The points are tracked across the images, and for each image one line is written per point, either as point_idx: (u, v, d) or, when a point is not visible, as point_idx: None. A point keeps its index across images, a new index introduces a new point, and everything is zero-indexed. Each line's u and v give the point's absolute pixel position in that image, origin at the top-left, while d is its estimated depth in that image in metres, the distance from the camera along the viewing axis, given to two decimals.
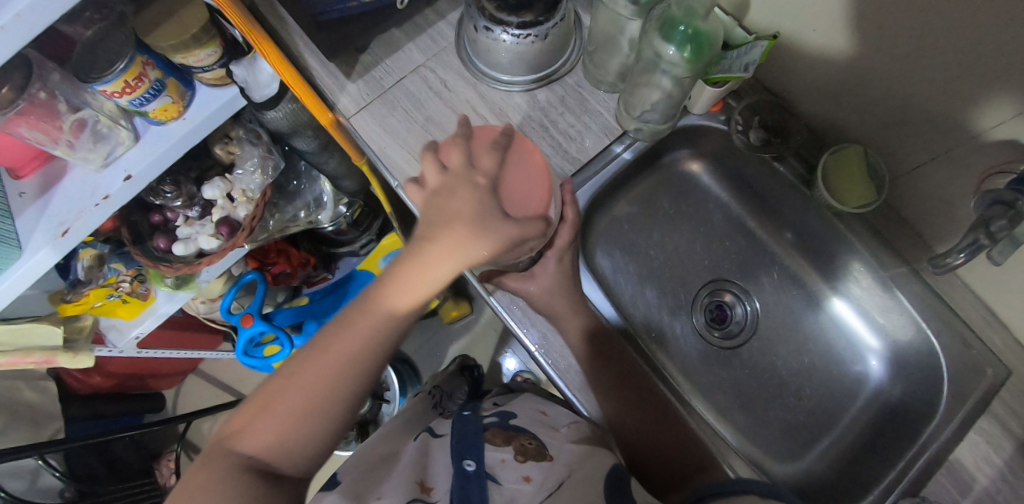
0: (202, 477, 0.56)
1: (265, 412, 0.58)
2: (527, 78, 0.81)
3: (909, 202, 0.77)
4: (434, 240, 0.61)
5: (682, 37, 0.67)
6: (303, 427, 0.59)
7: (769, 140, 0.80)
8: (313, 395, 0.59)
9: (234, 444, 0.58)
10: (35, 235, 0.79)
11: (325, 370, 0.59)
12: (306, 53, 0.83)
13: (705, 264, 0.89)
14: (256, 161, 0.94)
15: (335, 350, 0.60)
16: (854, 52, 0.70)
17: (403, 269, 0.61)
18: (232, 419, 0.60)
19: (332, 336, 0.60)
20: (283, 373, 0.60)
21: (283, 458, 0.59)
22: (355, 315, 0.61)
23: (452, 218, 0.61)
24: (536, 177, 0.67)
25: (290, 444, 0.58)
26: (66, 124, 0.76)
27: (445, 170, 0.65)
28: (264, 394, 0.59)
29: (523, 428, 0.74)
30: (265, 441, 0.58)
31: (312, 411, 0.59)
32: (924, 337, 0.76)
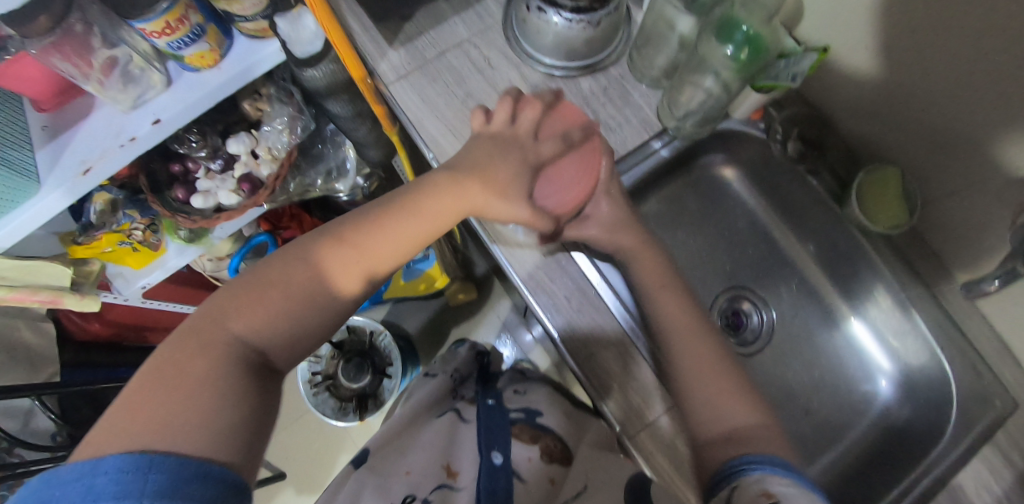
0: (189, 353, 0.52)
1: (263, 292, 0.57)
2: (571, 65, 0.80)
3: (937, 229, 0.77)
4: (468, 177, 0.67)
5: (742, 38, 0.68)
6: (303, 312, 0.58)
7: (806, 152, 0.81)
8: (318, 282, 0.59)
9: (223, 319, 0.55)
10: (56, 171, 0.77)
11: (337, 260, 0.60)
12: (348, 13, 0.82)
13: (726, 269, 0.88)
14: (285, 120, 0.94)
15: (350, 244, 0.61)
16: (904, 68, 0.69)
17: (432, 191, 0.65)
18: (219, 296, 0.57)
19: (347, 231, 0.62)
20: (286, 258, 0.60)
21: (271, 343, 0.57)
22: (380, 219, 0.63)
23: (492, 169, 0.69)
24: (583, 179, 0.73)
25: (284, 328, 0.57)
26: (98, 61, 0.74)
27: (512, 125, 0.71)
28: (263, 274, 0.58)
29: (550, 427, 0.75)
30: (256, 323, 0.56)
31: (314, 299, 0.58)
32: (937, 363, 0.76)
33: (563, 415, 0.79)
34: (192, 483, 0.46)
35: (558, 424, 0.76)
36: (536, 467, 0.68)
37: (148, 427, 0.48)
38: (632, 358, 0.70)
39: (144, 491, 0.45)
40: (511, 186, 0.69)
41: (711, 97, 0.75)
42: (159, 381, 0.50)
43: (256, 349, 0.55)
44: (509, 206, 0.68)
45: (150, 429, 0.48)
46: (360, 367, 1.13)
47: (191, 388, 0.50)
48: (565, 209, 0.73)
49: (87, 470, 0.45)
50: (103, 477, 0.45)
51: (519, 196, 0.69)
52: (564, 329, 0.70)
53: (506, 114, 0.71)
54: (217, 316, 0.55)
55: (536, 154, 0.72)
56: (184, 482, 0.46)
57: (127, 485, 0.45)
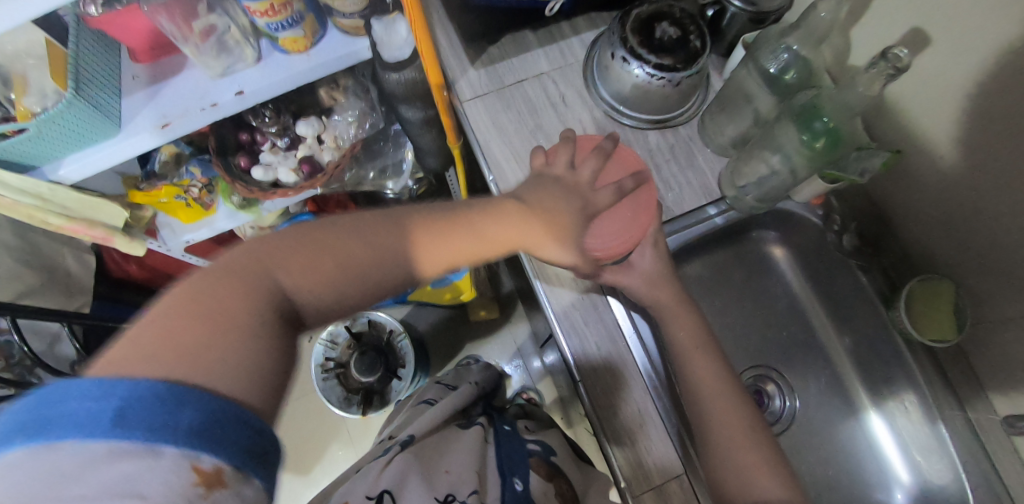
0: (231, 297, 0.49)
1: (315, 255, 0.54)
2: (643, 118, 0.81)
3: (983, 352, 0.74)
4: (534, 214, 0.63)
5: (820, 129, 0.69)
6: (346, 290, 0.55)
7: (861, 248, 0.82)
8: (372, 264, 0.55)
9: (273, 272, 0.52)
10: (138, 120, 0.81)
11: (397, 249, 0.57)
12: (440, 29, 0.86)
13: (757, 346, 0.86)
14: (356, 113, 0.96)
15: (416, 236, 0.58)
16: (983, 185, 0.68)
17: (507, 208, 0.63)
18: (273, 242, 0.54)
19: (413, 223, 0.58)
20: (348, 223, 0.56)
21: (309, 307, 0.54)
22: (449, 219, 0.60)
23: (557, 207, 0.65)
24: (634, 228, 0.67)
25: (323, 295, 0.54)
26: (196, 25, 0.77)
27: (572, 171, 0.68)
28: (321, 234, 0.55)
29: (562, 470, 0.72)
30: (301, 284, 0.53)
31: (364, 280, 0.55)
32: (961, 488, 0.73)
33: (571, 458, 0.76)
34: (219, 427, 0.44)
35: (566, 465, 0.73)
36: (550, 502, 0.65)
37: (180, 358, 0.45)
38: (648, 417, 0.69)
39: (177, 428, 0.43)
40: (556, 230, 0.64)
41: (774, 173, 0.75)
42: (200, 317, 0.47)
43: (291, 310, 0.53)
44: (559, 251, 0.65)
45: (179, 360, 0.45)
46: (374, 363, 1.11)
47: (224, 333, 0.48)
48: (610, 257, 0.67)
49: (118, 391, 0.42)
50: (137, 405, 0.42)
51: (567, 244, 0.65)
52: (585, 371, 0.70)
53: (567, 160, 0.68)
54: (267, 267, 0.52)
55: (587, 200, 0.66)
56: (215, 422, 0.44)
57: (160, 418, 0.42)
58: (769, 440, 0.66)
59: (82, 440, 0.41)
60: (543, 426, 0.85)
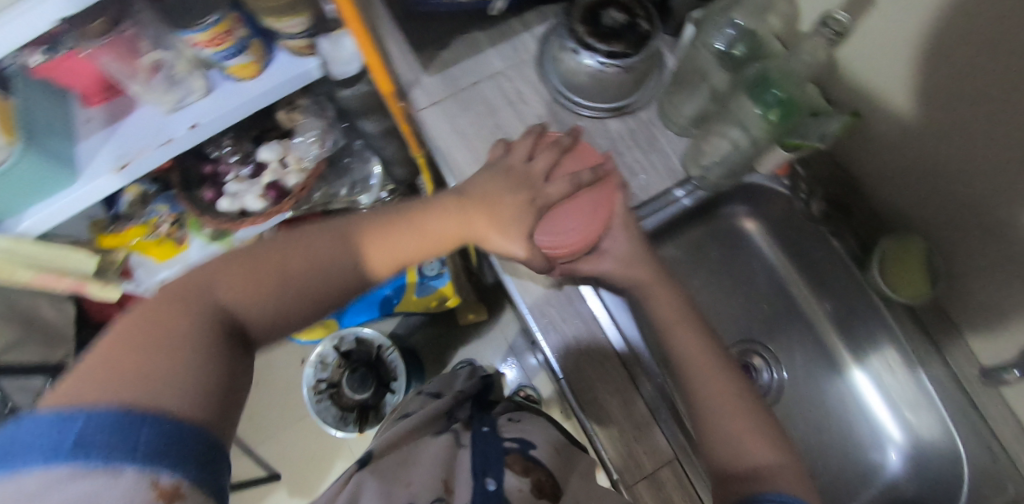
0: (171, 324, 0.49)
1: (255, 270, 0.55)
2: (601, 107, 0.81)
3: (962, 306, 0.75)
4: (473, 203, 0.65)
5: (773, 100, 0.69)
6: (293, 303, 0.55)
7: (831, 214, 0.80)
8: (308, 271, 0.56)
9: (208, 288, 0.53)
10: (94, 163, 0.80)
11: (331, 254, 0.57)
12: (390, 39, 0.84)
13: (740, 321, 0.86)
14: (316, 133, 0.95)
15: (350, 240, 0.59)
16: (946, 141, 0.67)
17: (444, 209, 0.64)
18: (207, 266, 0.55)
19: (350, 230, 0.59)
20: (286, 238, 0.57)
21: (250, 322, 0.54)
22: (385, 223, 0.61)
23: (498, 199, 0.65)
24: (586, 227, 0.69)
25: (267, 311, 0.54)
26: (143, 63, 0.78)
27: (527, 163, 0.69)
28: (256, 249, 0.56)
29: (542, 461, 0.67)
30: (244, 302, 0.54)
31: (302, 286, 0.56)
32: (950, 441, 0.74)
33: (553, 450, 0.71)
34: (174, 448, 0.43)
35: (549, 460, 0.68)
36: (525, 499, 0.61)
37: (122, 385, 0.44)
38: (633, 406, 0.69)
39: (136, 449, 0.42)
40: (511, 222, 0.65)
41: (735, 148, 0.75)
42: (136, 344, 0.47)
43: (235, 329, 0.53)
44: (507, 240, 0.65)
45: (121, 387, 0.44)
46: (364, 378, 1.13)
47: (167, 355, 0.47)
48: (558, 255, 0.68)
49: (75, 416, 0.42)
50: (93, 430, 0.41)
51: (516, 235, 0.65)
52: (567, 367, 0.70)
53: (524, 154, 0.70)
54: (201, 284, 0.53)
55: (540, 193, 0.67)
56: (168, 438, 0.43)
57: (117, 437, 0.42)
58: (759, 406, 0.63)
59: (39, 469, 0.40)
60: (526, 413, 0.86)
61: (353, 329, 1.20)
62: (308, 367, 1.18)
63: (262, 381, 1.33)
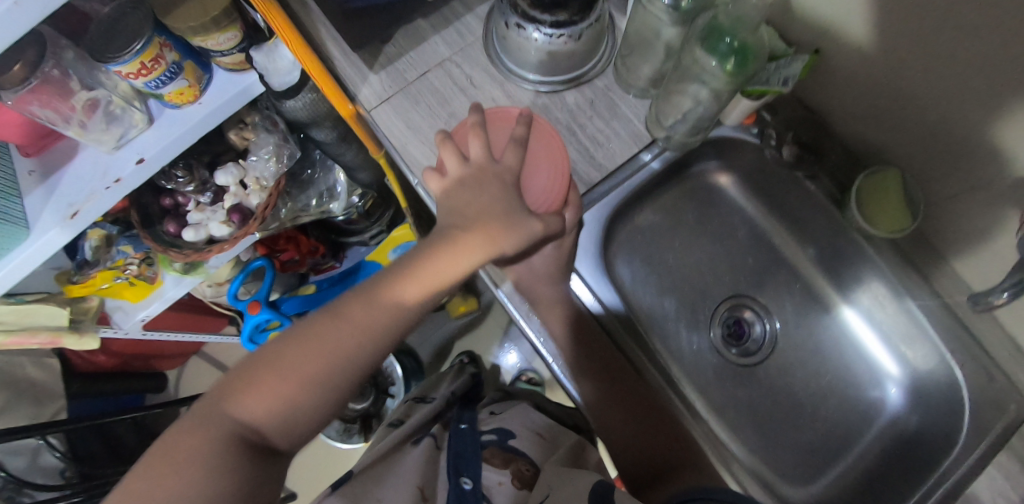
0: (188, 440, 0.53)
1: (267, 372, 0.56)
2: (555, 80, 0.78)
3: (943, 233, 0.74)
4: (468, 230, 0.62)
5: (727, 49, 0.65)
6: (304, 395, 0.56)
7: (802, 156, 0.79)
8: (316, 362, 0.56)
9: (222, 401, 0.55)
10: (44, 216, 0.77)
11: (343, 342, 0.57)
12: (329, 40, 0.81)
13: (725, 279, 0.86)
14: (271, 148, 0.93)
15: (357, 324, 0.58)
16: (908, 71, 0.66)
17: (437, 252, 0.62)
18: (222, 384, 0.56)
19: (348, 305, 0.58)
20: (296, 331, 0.58)
21: (268, 425, 0.55)
22: (384, 286, 0.60)
23: (483, 213, 0.63)
24: (559, 171, 0.68)
25: (282, 409, 0.55)
26: (78, 104, 0.73)
27: (467, 162, 0.66)
28: (264, 356, 0.57)
29: (522, 450, 0.72)
30: (259, 407, 0.55)
31: (318, 382, 0.56)
32: (948, 369, 0.75)
33: (534, 436, 0.75)
34: None
35: (528, 446, 0.73)
36: (506, 493, 0.65)
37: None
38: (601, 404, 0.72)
39: None
40: (503, 219, 0.63)
41: (700, 106, 0.73)
42: (161, 465, 0.51)
43: (254, 434, 0.55)
44: (514, 237, 0.63)
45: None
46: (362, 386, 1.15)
47: (183, 475, 0.51)
48: (554, 208, 0.68)
49: None
50: None
51: (518, 219, 0.64)
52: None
53: (457, 158, 0.65)
54: (217, 405, 0.55)
55: (502, 171, 0.66)
56: None
57: None
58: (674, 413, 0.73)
59: None
60: (508, 405, 0.87)
61: None
62: None
63: None
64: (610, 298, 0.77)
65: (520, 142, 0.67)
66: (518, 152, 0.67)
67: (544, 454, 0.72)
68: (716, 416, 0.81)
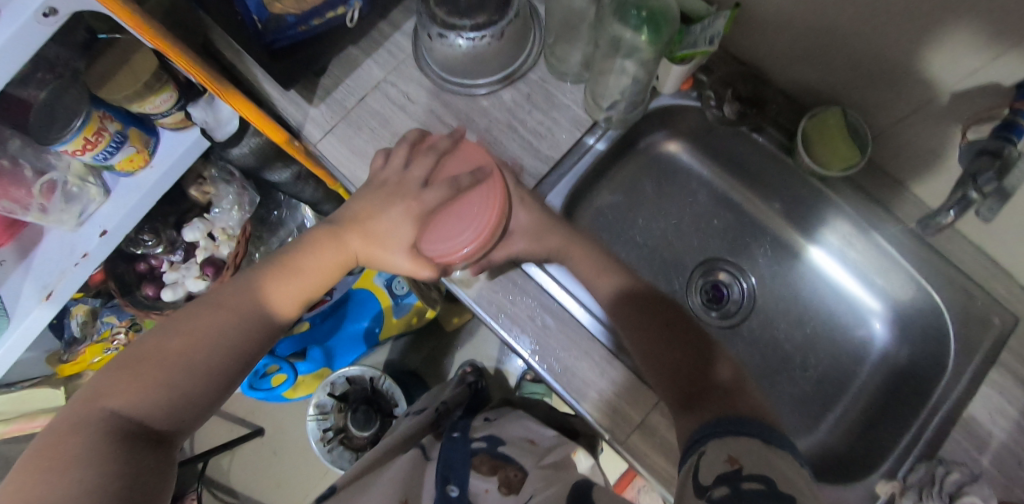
0: (65, 436, 0.54)
1: (144, 363, 0.59)
2: (490, 80, 0.78)
3: (898, 161, 0.74)
4: (347, 228, 0.70)
5: (638, 20, 0.65)
6: (186, 378, 0.59)
7: (745, 111, 0.78)
8: (197, 345, 0.60)
9: (96, 398, 0.57)
10: (22, 301, 0.80)
11: (216, 324, 0.62)
12: (265, 82, 0.80)
13: (695, 245, 0.87)
14: (232, 198, 0.94)
15: (227, 305, 0.64)
16: (825, 11, 0.65)
17: (315, 240, 0.70)
18: (98, 378, 0.59)
19: (230, 294, 0.65)
20: (176, 324, 0.62)
21: (151, 413, 0.58)
22: (266, 274, 0.67)
23: (374, 217, 0.70)
24: (480, 223, 0.67)
25: (163, 394, 0.58)
26: (37, 188, 0.77)
27: (404, 171, 0.70)
28: (140, 349, 0.60)
29: (512, 456, 0.74)
30: (135, 397, 0.57)
31: (195, 364, 0.60)
32: (927, 296, 0.74)
33: (525, 442, 0.78)
34: None
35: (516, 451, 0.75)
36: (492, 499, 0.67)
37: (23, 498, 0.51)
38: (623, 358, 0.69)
39: None
40: (392, 238, 0.70)
41: (634, 80, 0.72)
42: (38, 464, 0.53)
43: (138, 423, 0.57)
44: (389, 259, 0.70)
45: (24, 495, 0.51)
46: (368, 413, 1.15)
47: (62, 465, 0.52)
48: (445, 264, 0.67)
49: None
50: None
51: (396, 252, 0.69)
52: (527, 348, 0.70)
53: (400, 161, 0.70)
54: (89, 398, 0.57)
55: (418, 199, 0.69)
56: None
57: None
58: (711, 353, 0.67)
59: None
60: (502, 412, 0.89)
61: (342, 372, 1.22)
62: (310, 422, 1.21)
63: (280, 447, 1.36)
64: (591, 301, 0.74)
65: (453, 187, 0.68)
66: (444, 194, 0.69)
67: (533, 459, 0.75)
68: None
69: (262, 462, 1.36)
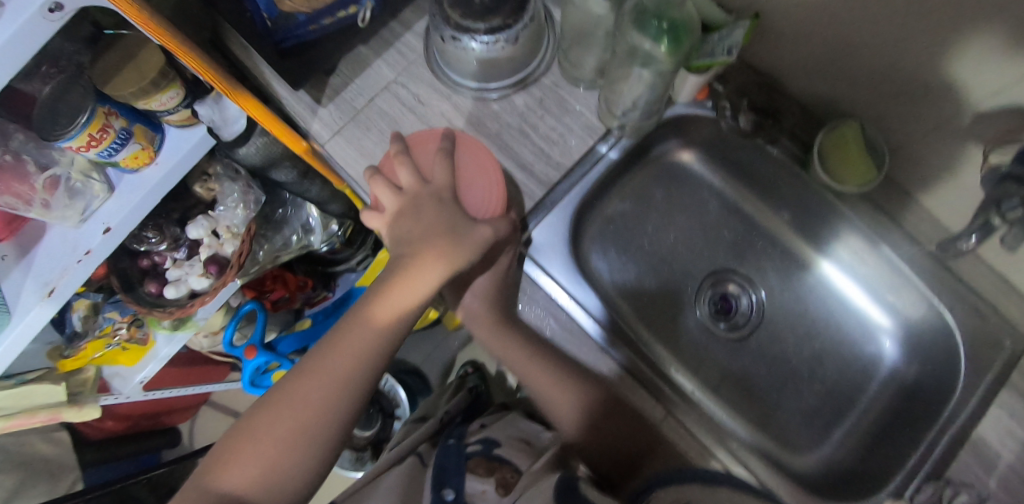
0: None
1: (260, 437, 0.63)
2: (502, 84, 0.77)
3: (913, 176, 0.73)
4: (418, 258, 0.67)
5: (658, 30, 0.63)
6: (285, 456, 0.62)
7: (761, 122, 0.77)
8: (307, 419, 0.63)
9: (221, 473, 0.62)
10: (23, 297, 0.78)
11: (313, 399, 0.64)
12: (274, 81, 0.79)
13: (704, 256, 0.86)
14: (237, 196, 0.93)
15: (321, 372, 0.65)
16: (849, 25, 0.64)
17: (392, 288, 0.68)
18: (212, 458, 0.64)
19: (311, 364, 0.66)
20: (279, 393, 0.65)
21: (258, 493, 0.61)
22: (342, 338, 0.67)
23: (427, 235, 0.68)
24: (491, 176, 0.71)
25: (269, 473, 0.62)
26: (39, 184, 0.75)
27: (401, 191, 0.69)
28: (246, 425, 0.65)
29: (507, 457, 0.73)
30: (258, 468, 0.62)
31: (293, 441, 0.63)
32: (939, 315, 0.73)
33: (521, 442, 0.77)
34: None
35: (511, 451, 0.74)
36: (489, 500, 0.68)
37: None
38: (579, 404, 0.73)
39: None
40: (444, 233, 0.67)
41: (649, 89, 0.71)
42: None
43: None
44: (464, 248, 0.67)
45: None
46: (368, 415, 1.17)
47: None
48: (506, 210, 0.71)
49: None
50: None
51: (461, 229, 0.68)
52: (515, 360, 0.76)
53: (389, 190, 0.69)
54: (207, 478, 0.62)
55: (435, 191, 0.69)
56: None
57: None
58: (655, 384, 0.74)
59: None
60: (497, 416, 0.86)
61: None
62: None
63: None
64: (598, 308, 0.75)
65: (446, 156, 0.69)
66: (445, 166, 0.69)
67: (531, 458, 0.73)
68: (713, 393, 0.82)
69: None
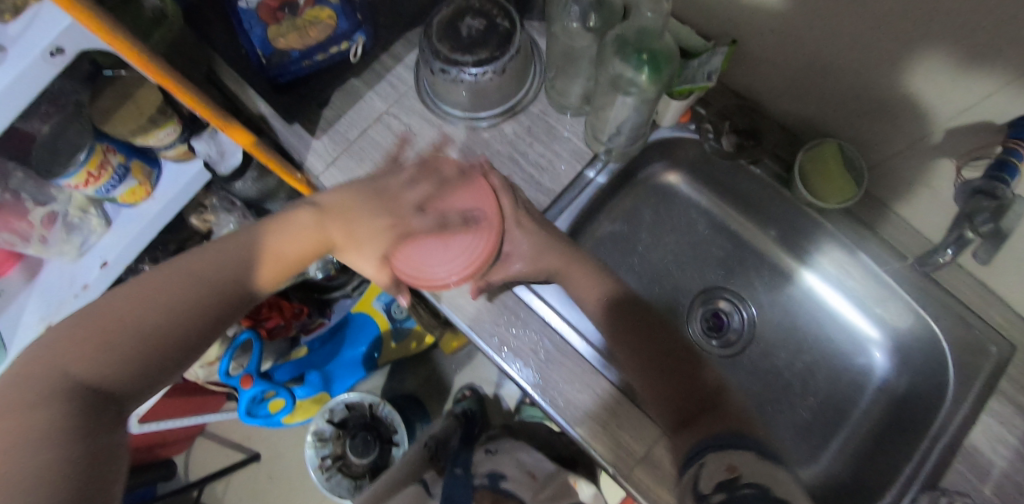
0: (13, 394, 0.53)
1: (116, 323, 0.57)
2: (491, 113, 0.79)
3: (892, 190, 0.76)
4: (327, 220, 0.69)
5: (639, 61, 0.66)
6: (138, 347, 0.57)
7: (742, 143, 0.79)
8: (174, 316, 0.59)
9: (62, 360, 0.55)
10: (20, 332, 0.79)
11: (187, 297, 0.60)
12: (268, 114, 0.80)
13: (695, 273, 0.87)
14: (232, 226, 0.93)
15: (201, 277, 0.61)
16: (823, 48, 0.67)
17: (290, 223, 0.68)
18: (53, 340, 0.56)
19: (192, 267, 0.62)
20: (149, 282, 0.60)
21: (99, 382, 0.55)
22: (229, 248, 0.64)
23: (352, 217, 0.70)
24: (464, 253, 0.68)
25: (114, 361, 0.56)
26: (36, 219, 0.76)
27: (406, 189, 0.72)
28: (101, 311, 0.58)
29: (513, 492, 0.73)
30: (106, 355, 0.56)
31: (161, 341, 0.58)
32: (925, 325, 0.75)
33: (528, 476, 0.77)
34: None
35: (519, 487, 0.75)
36: None
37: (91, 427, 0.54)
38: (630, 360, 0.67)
39: None
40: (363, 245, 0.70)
41: (632, 116, 0.73)
42: None
43: (81, 390, 0.54)
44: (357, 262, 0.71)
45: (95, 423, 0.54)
46: (367, 442, 1.14)
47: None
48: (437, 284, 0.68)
49: None
50: None
51: (366, 257, 0.70)
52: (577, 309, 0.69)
53: (404, 180, 0.73)
54: (51, 363, 0.55)
55: (405, 220, 0.70)
56: None
57: None
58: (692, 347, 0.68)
59: None
60: (502, 442, 0.89)
61: (341, 397, 1.21)
62: (308, 449, 1.18)
63: (277, 472, 1.35)
64: (589, 329, 0.75)
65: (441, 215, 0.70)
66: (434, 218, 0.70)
67: (533, 492, 0.75)
68: None
69: (258, 488, 1.34)
